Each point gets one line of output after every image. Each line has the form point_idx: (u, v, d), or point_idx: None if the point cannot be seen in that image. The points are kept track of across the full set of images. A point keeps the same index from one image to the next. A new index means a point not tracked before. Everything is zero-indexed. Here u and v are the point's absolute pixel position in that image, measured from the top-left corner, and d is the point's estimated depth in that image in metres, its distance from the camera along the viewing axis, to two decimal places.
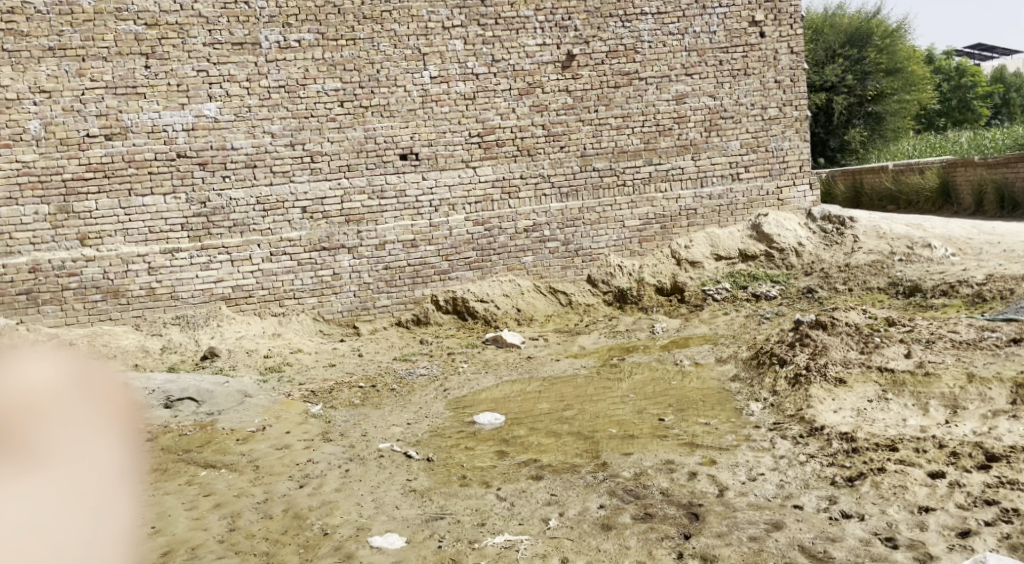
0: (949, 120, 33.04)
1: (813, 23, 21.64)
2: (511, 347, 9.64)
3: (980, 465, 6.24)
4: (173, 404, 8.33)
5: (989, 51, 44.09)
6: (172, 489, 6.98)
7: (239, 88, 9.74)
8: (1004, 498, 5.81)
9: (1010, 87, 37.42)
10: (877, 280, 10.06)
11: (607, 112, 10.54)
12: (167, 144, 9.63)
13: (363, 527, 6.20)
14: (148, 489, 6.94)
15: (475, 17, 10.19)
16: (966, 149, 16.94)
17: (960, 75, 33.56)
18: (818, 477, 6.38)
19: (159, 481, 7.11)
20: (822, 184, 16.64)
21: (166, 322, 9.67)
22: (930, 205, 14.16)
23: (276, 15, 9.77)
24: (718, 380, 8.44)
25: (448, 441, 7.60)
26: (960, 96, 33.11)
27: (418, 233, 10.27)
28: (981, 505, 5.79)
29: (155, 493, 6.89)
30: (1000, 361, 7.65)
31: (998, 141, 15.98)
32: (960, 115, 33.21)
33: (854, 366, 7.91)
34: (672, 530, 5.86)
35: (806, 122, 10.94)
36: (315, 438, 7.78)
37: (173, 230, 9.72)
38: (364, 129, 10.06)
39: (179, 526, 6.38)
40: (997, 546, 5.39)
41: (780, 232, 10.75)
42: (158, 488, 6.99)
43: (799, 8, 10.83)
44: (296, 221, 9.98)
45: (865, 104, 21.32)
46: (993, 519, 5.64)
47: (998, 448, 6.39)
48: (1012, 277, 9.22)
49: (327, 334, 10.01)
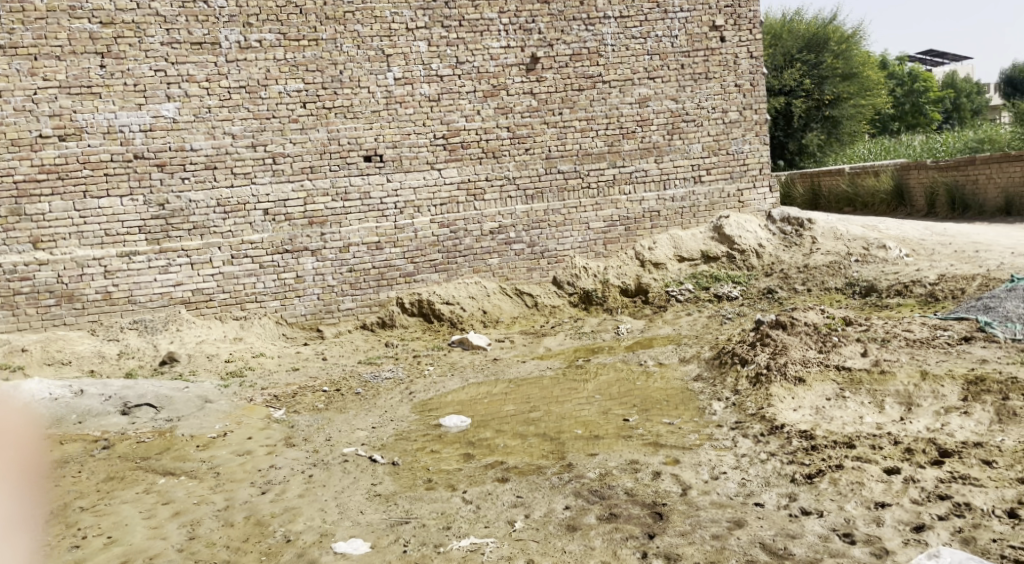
0: (901, 125, 33.73)
1: (771, 28, 22.02)
2: (478, 348, 9.65)
3: (934, 460, 6.41)
4: (131, 410, 8.19)
5: (941, 58, 45.21)
6: (129, 498, 6.84)
7: (198, 88, 9.59)
8: (957, 493, 5.98)
9: (960, 94, 38.55)
10: (834, 281, 10.25)
11: (571, 114, 10.60)
12: (124, 144, 9.43)
13: (327, 533, 6.17)
14: (106, 500, 6.80)
15: (439, 18, 10.17)
16: (919, 153, 17.46)
17: (912, 80, 34.40)
18: (778, 475, 6.49)
19: (117, 491, 6.97)
20: (781, 185, 16.80)
21: (123, 327, 9.46)
22: (884, 207, 14.49)
23: (236, 15, 9.64)
24: (682, 380, 8.55)
25: (414, 444, 7.57)
26: (912, 101, 33.92)
27: (383, 234, 10.20)
28: (935, 499, 5.95)
29: (112, 502, 6.77)
30: (951, 359, 7.93)
31: (949, 145, 16.49)
32: (913, 120, 33.95)
33: (813, 364, 8.05)
34: (636, 529, 5.93)
35: (765, 126, 11.10)
36: (278, 443, 7.69)
37: (129, 234, 9.51)
38: (327, 131, 9.98)
39: (136, 536, 6.29)
40: (949, 540, 5.56)
41: (741, 234, 10.89)
42: (115, 498, 6.85)
43: (759, 14, 11.00)
44: (258, 223, 9.86)
45: (822, 108, 21.71)
46: (946, 513, 5.80)
47: (951, 444, 6.57)
48: (963, 277, 9.51)
49: (291, 338, 9.90)
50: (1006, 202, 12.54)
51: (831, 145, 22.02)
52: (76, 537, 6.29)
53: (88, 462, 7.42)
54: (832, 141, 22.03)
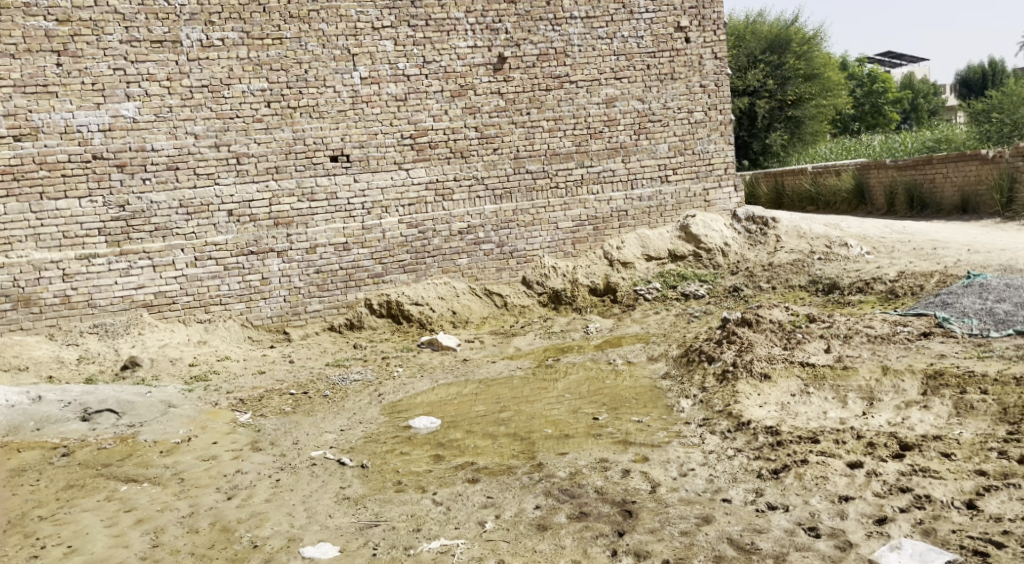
0: (862, 126, 34.41)
1: (734, 29, 22.30)
2: (447, 349, 9.61)
3: (895, 454, 6.53)
4: (91, 417, 8.01)
5: (898, 59, 46.18)
6: (89, 506, 6.68)
7: (159, 87, 9.42)
8: (918, 485, 6.09)
9: (918, 94, 39.46)
10: (798, 278, 10.40)
11: (539, 114, 10.61)
12: (82, 144, 9.22)
13: (295, 538, 6.10)
14: (64, 509, 6.64)
15: (405, 17, 10.11)
16: (879, 152, 17.83)
17: (871, 82, 35.03)
18: (745, 470, 6.57)
19: (76, 499, 6.80)
20: (745, 185, 17.08)
21: (83, 331, 9.27)
22: (846, 205, 14.77)
23: (197, 13, 9.48)
24: (650, 377, 8.61)
25: (383, 446, 7.52)
26: (871, 101, 34.59)
27: (351, 235, 10.11)
28: (897, 492, 6.06)
29: (72, 511, 6.61)
30: (911, 354, 8.11)
31: (908, 144, 16.89)
32: (873, 120, 34.71)
33: (778, 361, 8.16)
34: (606, 528, 5.96)
35: (730, 126, 11.19)
36: (244, 447, 7.58)
37: (89, 236, 9.30)
38: (292, 131, 9.86)
39: (97, 545, 6.15)
40: (910, 531, 5.66)
41: (707, 233, 10.98)
42: (74, 506, 6.69)
43: (722, 15, 11.10)
44: (222, 224, 9.70)
45: (785, 109, 22.05)
46: (908, 506, 5.91)
47: (911, 438, 6.70)
48: (921, 274, 9.73)
49: (256, 340, 9.78)
50: (962, 200, 12.84)
51: (794, 144, 22.37)
52: (34, 547, 6.13)
53: (47, 470, 7.24)
54: (794, 141, 22.38)
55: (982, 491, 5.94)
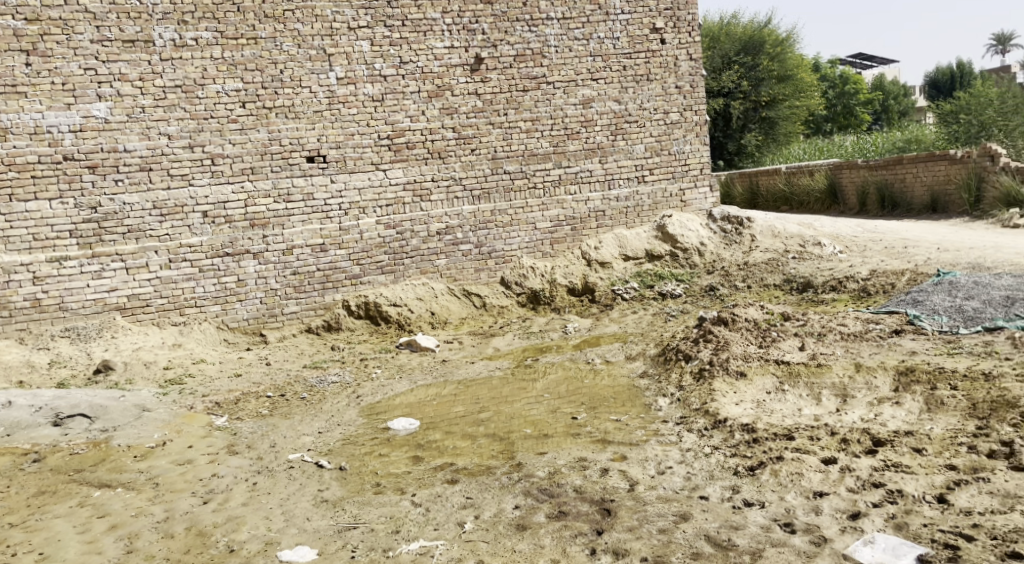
0: (835, 127, 34.85)
1: (708, 31, 22.50)
2: (426, 350, 9.60)
3: (868, 450, 6.62)
4: (63, 422, 7.88)
5: (869, 61, 46.85)
6: (62, 512, 6.59)
7: (131, 87, 9.30)
8: (890, 480, 6.18)
9: (888, 96, 40.01)
10: (772, 277, 10.51)
11: (516, 115, 10.62)
12: (52, 145, 9.09)
13: (272, 542, 6.06)
14: (35, 516, 6.53)
15: (382, 18, 10.07)
16: (851, 152, 18.07)
17: (843, 83, 35.48)
18: (722, 468, 6.63)
19: (48, 505, 6.70)
20: (721, 184, 17.24)
21: (54, 335, 9.14)
22: (820, 205, 14.98)
23: (170, 12, 9.38)
24: (628, 377, 8.66)
25: (361, 448, 7.47)
26: (843, 103, 35.06)
27: (328, 236, 10.05)
28: (870, 487, 6.15)
29: (43, 518, 6.51)
30: (884, 352, 8.23)
31: (879, 145, 17.14)
32: (845, 121, 35.18)
33: (754, 359, 8.24)
34: (585, 526, 5.99)
35: (705, 127, 11.27)
36: (220, 451, 7.50)
37: (60, 238, 9.17)
38: (268, 131, 9.78)
39: (70, 551, 6.06)
40: (883, 526, 5.75)
41: (683, 233, 11.06)
42: (46, 512, 6.59)
43: (697, 16, 11.18)
44: (196, 226, 9.61)
45: (759, 110, 22.28)
46: (880, 501, 5.99)
47: (884, 434, 6.79)
48: (893, 272, 9.88)
49: (232, 343, 9.69)
50: (932, 200, 13.04)
51: (768, 144, 22.61)
52: (5, 555, 6.04)
53: (17, 477, 7.12)
54: (769, 141, 22.62)
55: (952, 486, 6.03)
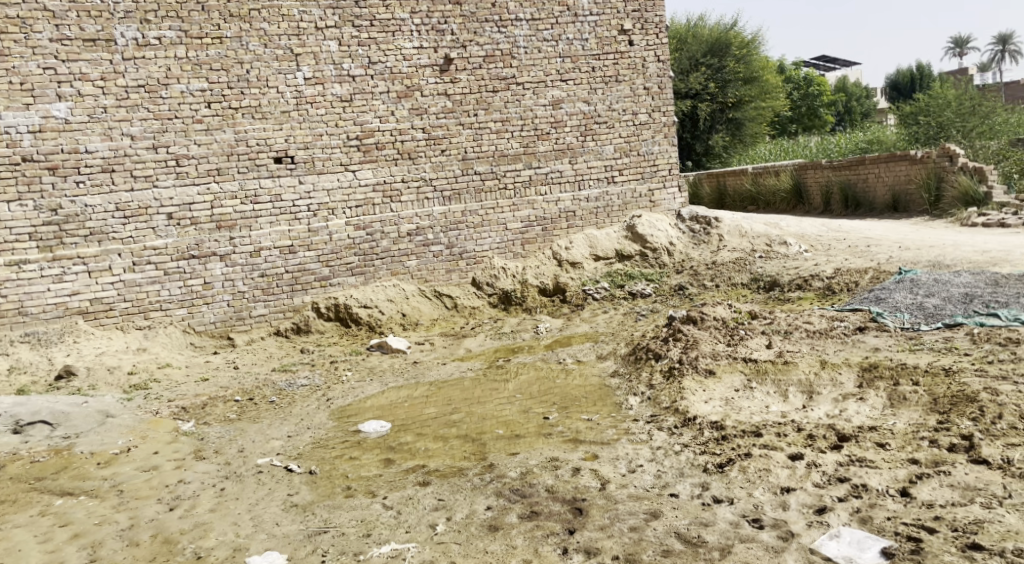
0: (799, 127, 35.34)
1: (676, 33, 22.71)
2: (397, 352, 9.54)
3: (834, 445, 6.71)
4: (24, 429, 7.69)
5: (830, 63, 47.63)
6: (22, 522, 6.42)
7: (92, 87, 9.11)
8: (855, 475, 6.27)
9: (849, 98, 40.65)
10: (740, 276, 10.61)
11: (486, 116, 10.60)
12: (10, 147, 8.88)
13: (240, 547, 5.97)
14: None
15: (350, 18, 9.98)
16: (815, 153, 18.35)
17: (807, 84, 36.00)
18: (692, 465, 6.68)
19: (9, 515, 6.53)
20: (688, 185, 17.44)
21: (13, 340, 8.93)
22: (786, 205, 15.22)
23: (132, 11, 9.21)
24: (599, 376, 8.69)
25: (332, 452, 7.40)
26: (807, 104, 35.56)
27: (296, 238, 9.93)
28: (835, 483, 6.23)
29: (3, 528, 6.34)
30: (848, 349, 8.37)
31: (842, 146, 17.42)
32: (807, 122, 35.69)
33: (722, 357, 8.31)
34: (557, 526, 5.99)
35: (673, 127, 11.36)
36: (187, 457, 7.37)
37: (19, 241, 8.97)
38: (234, 131, 9.65)
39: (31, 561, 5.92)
40: (849, 520, 5.83)
41: (652, 233, 11.13)
42: (7, 522, 6.42)
43: (664, 18, 11.25)
44: (161, 227, 9.45)
45: (726, 111, 22.50)
46: (846, 495, 6.08)
47: (849, 429, 6.90)
48: (857, 271, 10.04)
49: (199, 347, 9.53)
50: (893, 199, 13.29)
51: (736, 145, 22.86)
52: None
53: None
54: (736, 142, 22.86)
55: (915, 479, 6.14)
